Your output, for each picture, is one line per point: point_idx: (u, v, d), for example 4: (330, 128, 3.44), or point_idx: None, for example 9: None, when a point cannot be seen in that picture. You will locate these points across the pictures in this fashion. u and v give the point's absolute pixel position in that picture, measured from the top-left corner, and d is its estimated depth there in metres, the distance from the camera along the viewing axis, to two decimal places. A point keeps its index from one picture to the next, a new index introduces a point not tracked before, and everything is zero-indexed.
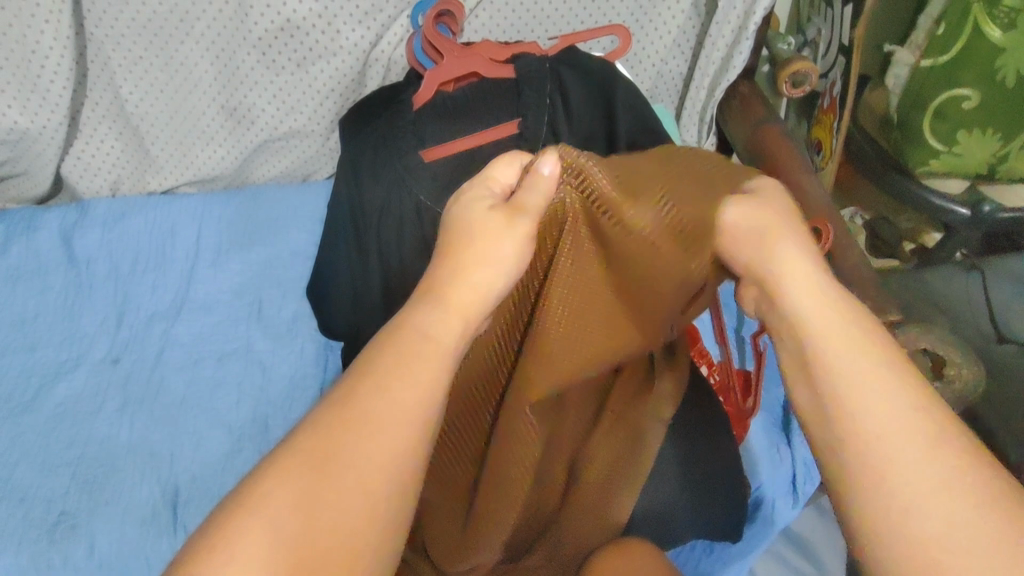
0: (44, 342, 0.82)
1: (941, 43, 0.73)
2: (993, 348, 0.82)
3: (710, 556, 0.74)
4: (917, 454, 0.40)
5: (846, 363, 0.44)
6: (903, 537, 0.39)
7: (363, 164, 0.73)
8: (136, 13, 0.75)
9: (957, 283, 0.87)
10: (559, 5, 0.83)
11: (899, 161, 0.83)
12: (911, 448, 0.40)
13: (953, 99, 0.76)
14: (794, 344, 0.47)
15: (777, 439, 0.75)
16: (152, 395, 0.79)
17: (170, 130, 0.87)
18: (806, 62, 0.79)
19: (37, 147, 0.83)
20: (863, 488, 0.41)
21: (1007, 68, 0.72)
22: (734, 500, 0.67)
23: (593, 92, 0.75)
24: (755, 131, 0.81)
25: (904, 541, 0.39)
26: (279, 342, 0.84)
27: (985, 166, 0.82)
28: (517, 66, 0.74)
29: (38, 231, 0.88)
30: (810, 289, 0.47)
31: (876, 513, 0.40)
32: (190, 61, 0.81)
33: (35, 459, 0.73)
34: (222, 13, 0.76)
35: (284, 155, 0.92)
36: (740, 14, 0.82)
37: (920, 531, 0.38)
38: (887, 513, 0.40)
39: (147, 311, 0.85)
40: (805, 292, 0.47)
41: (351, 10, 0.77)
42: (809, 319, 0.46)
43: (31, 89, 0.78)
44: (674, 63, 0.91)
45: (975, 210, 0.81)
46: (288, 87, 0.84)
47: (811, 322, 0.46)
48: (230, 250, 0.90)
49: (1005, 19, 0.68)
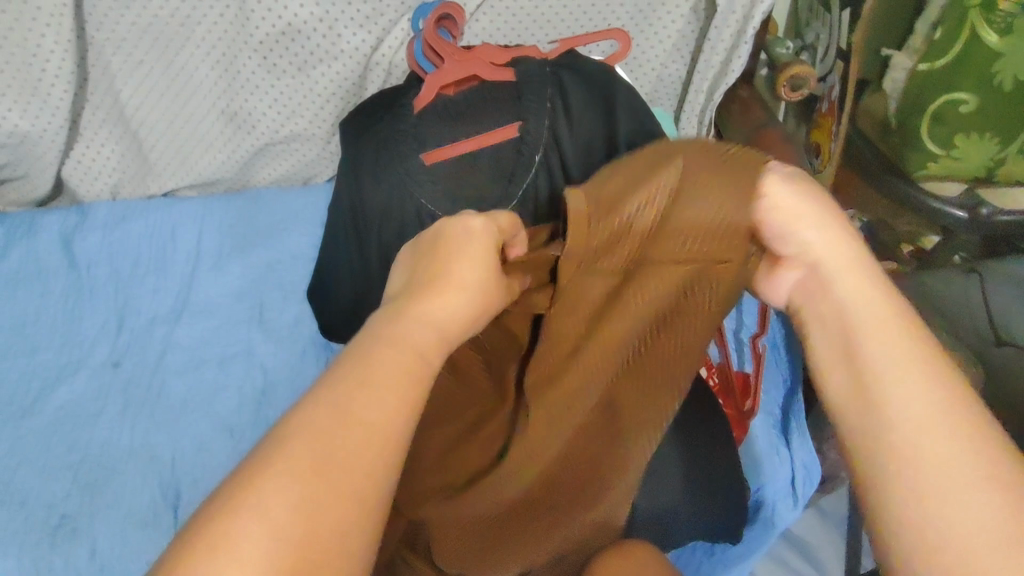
0: (44, 346, 0.82)
1: (939, 47, 0.73)
2: (990, 351, 0.82)
3: (710, 558, 0.74)
4: (950, 455, 0.37)
5: (884, 352, 0.41)
6: (916, 536, 0.37)
7: (363, 167, 0.73)
8: (137, 17, 0.76)
9: (955, 285, 0.87)
10: (559, 9, 0.83)
11: (897, 165, 0.84)
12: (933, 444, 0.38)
13: (951, 103, 0.76)
14: (829, 334, 0.44)
15: (777, 440, 0.74)
16: (152, 398, 0.79)
17: (170, 134, 0.87)
18: (805, 66, 0.79)
19: (38, 151, 0.83)
20: (881, 481, 0.39)
21: (1004, 72, 0.72)
22: (736, 501, 0.67)
23: (594, 95, 0.75)
24: (755, 134, 0.81)
25: (916, 540, 0.36)
26: (280, 346, 0.84)
27: (983, 170, 0.83)
28: (518, 69, 0.75)
29: (38, 234, 0.88)
30: (844, 270, 0.44)
31: (892, 511, 0.38)
32: (191, 65, 0.81)
33: (35, 463, 0.73)
34: (223, 17, 0.77)
35: (284, 159, 0.92)
36: (739, 18, 0.83)
37: (939, 534, 0.36)
38: (906, 494, 0.37)
39: (148, 314, 0.85)
40: (840, 271, 0.44)
41: (351, 14, 0.78)
42: (853, 307, 0.43)
43: (31, 93, 0.78)
44: (673, 67, 0.91)
45: (974, 214, 0.82)
46: (289, 90, 0.84)
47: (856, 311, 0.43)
48: (231, 253, 0.90)
49: (1002, 24, 0.69)
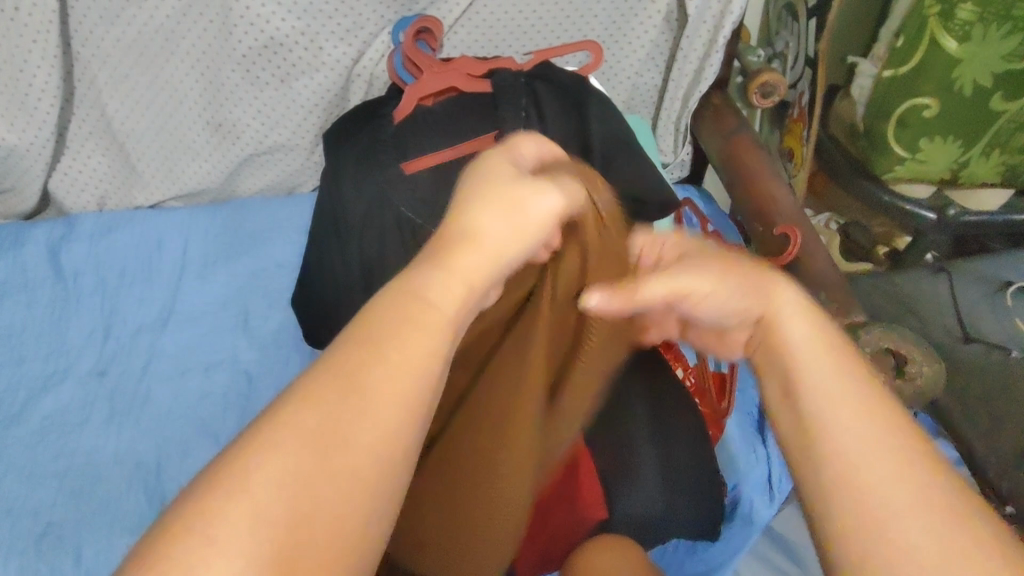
0: (30, 356, 0.82)
1: (902, 54, 0.76)
2: (959, 347, 0.85)
3: (693, 556, 0.75)
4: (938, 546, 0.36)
5: (878, 467, 0.39)
6: None
7: (345, 172, 0.76)
8: (123, 34, 0.78)
9: (922, 284, 0.90)
10: (532, 22, 0.86)
11: (866, 168, 0.87)
12: (905, 504, 0.37)
13: (914, 108, 0.78)
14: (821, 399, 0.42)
15: (752, 438, 0.76)
16: (138, 406, 0.80)
17: (155, 146, 0.89)
18: (774, 74, 0.81)
19: (24, 164, 0.84)
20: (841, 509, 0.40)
21: (963, 77, 0.74)
22: (711, 498, 0.68)
23: (566, 103, 0.77)
24: (726, 142, 0.85)
25: None
26: (264, 353, 0.85)
27: (948, 173, 0.85)
28: (493, 80, 0.77)
29: (25, 246, 0.89)
30: (827, 374, 0.43)
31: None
32: (175, 79, 0.83)
33: (22, 472, 0.74)
34: (207, 32, 0.79)
35: (268, 169, 0.94)
36: (710, 28, 0.85)
37: None
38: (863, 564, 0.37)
39: (133, 324, 0.86)
40: (815, 370, 0.43)
41: (332, 27, 0.80)
42: (802, 355, 0.44)
43: (18, 107, 0.79)
44: (648, 76, 0.93)
45: (941, 215, 0.87)
46: (271, 103, 0.86)
47: (803, 360, 0.44)
48: (216, 263, 0.92)
49: (960, 32, 0.71)
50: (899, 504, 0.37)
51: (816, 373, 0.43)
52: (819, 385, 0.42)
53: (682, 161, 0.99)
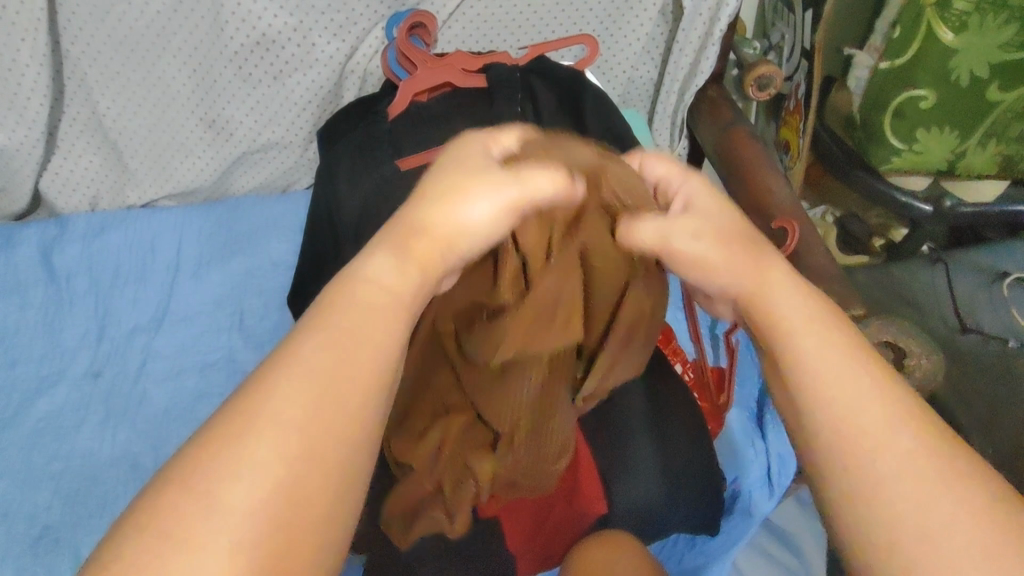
0: (24, 359, 0.82)
1: (898, 45, 0.75)
2: (957, 338, 0.86)
3: (692, 548, 0.74)
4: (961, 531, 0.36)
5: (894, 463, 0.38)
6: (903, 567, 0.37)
7: (338, 168, 0.75)
8: (112, 30, 0.77)
9: (921, 276, 0.90)
10: (527, 15, 0.85)
11: (863, 159, 0.86)
12: (943, 497, 0.37)
13: (910, 99, 0.78)
14: (830, 370, 0.41)
15: (752, 431, 0.76)
16: (133, 406, 0.79)
17: (148, 145, 0.88)
18: (770, 66, 0.81)
19: (14, 164, 0.83)
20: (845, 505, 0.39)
21: (960, 67, 0.74)
22: (713, 491, 0.67)
23: (562, 100, 0.78)
24: (723, 134, 0.84)
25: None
26: (260, 352, 0.84)
27: (944, 163, 0.85)
28: (489, 75, 0.76)
29: (16, 247, 0.88)
30: (838, 361, 0.41)
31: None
32: (167, 77, 0.82)
33: (17, 476, 0.73)
34: (198, 28, 0.78)
35: (261, 167, 0.93)
36: (706, 20, 0.85)
37: None
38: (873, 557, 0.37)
39: (127, 326, 0.85)
40: (815, 351, 0.41)
41: (325, 22, 0.79)
42: (815, 349, 0.41)
43: (7, 106, 0.78)
44: (644, 69, 0.93)
45: (938, 206, 0.87)
46: (264, 100, 0.85)
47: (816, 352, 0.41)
48: (210, 263, 0.91)
49: (956, 22, 0.70)
50: (916, 502, 0.37)
51: (832, 361, 0.41)
52: (824, 362, 0.41)
53: (678, 154, 0.97)
